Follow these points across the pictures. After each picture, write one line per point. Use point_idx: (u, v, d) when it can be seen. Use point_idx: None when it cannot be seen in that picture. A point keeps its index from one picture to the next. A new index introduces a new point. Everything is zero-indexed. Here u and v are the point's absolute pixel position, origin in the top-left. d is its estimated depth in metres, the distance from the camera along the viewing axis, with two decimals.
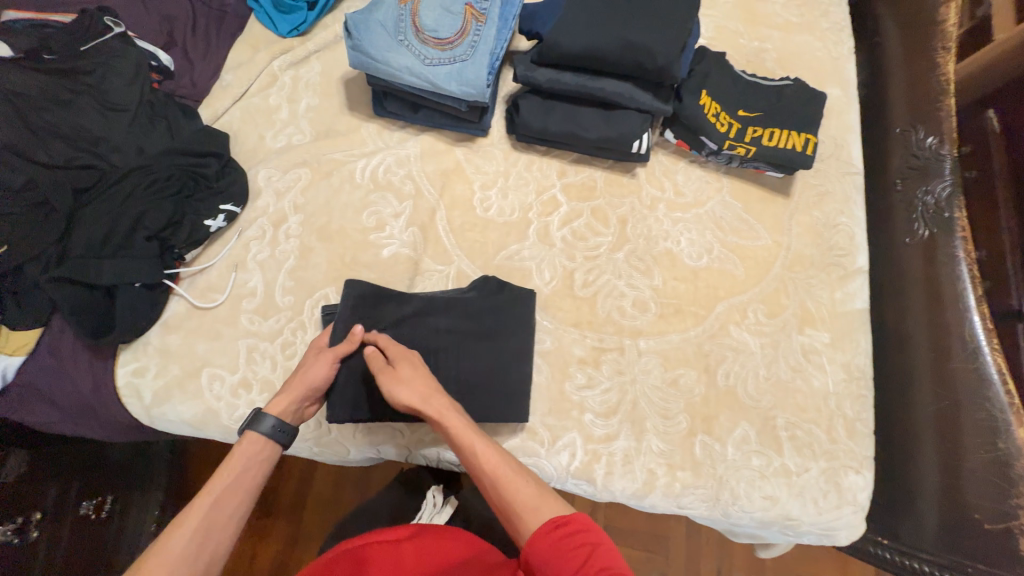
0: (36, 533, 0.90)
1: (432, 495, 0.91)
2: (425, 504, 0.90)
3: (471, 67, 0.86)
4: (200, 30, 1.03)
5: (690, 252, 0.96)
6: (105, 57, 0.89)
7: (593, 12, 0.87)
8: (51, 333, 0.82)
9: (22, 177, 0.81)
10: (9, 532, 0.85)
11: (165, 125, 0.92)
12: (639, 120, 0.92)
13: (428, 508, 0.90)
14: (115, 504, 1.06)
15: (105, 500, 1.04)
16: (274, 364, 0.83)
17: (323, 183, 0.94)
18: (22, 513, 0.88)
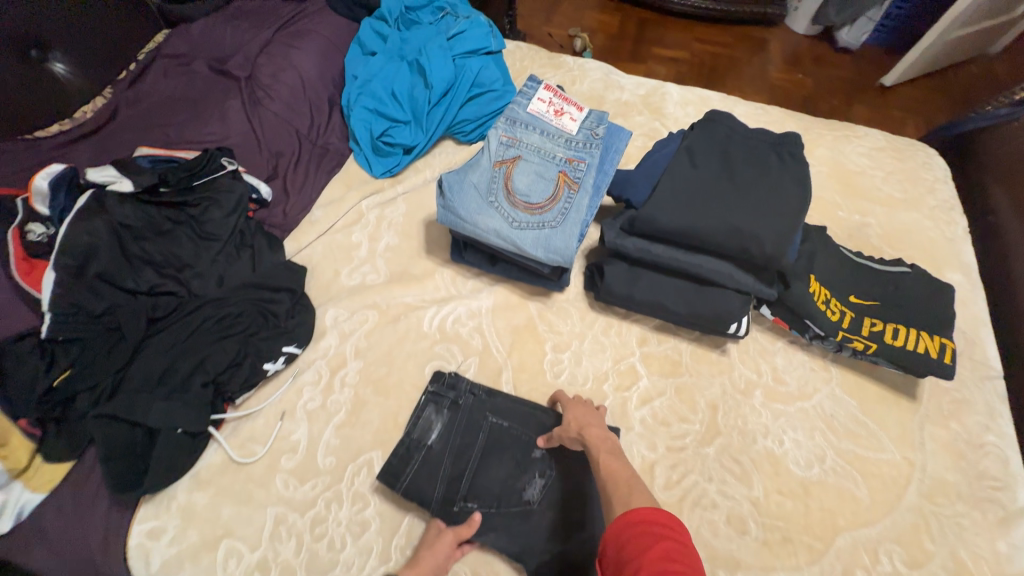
0: None
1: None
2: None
3: (559, 237, 0.83)
4: (302, 165, 1.08)
5: (796, 457, 0.81)
6: (213, 192, 0.94)
7: (694, 192, 0.83)
8: (81, 467, 0.76)
9: (103, 303, 0.80)
10: None
11: (249, 255, 0.94)
12: (739, 301, 0.85)
13: None
14: None
15: None
16: (299, 544, 0.72)
17: (388, 328, 0.90)
18: None
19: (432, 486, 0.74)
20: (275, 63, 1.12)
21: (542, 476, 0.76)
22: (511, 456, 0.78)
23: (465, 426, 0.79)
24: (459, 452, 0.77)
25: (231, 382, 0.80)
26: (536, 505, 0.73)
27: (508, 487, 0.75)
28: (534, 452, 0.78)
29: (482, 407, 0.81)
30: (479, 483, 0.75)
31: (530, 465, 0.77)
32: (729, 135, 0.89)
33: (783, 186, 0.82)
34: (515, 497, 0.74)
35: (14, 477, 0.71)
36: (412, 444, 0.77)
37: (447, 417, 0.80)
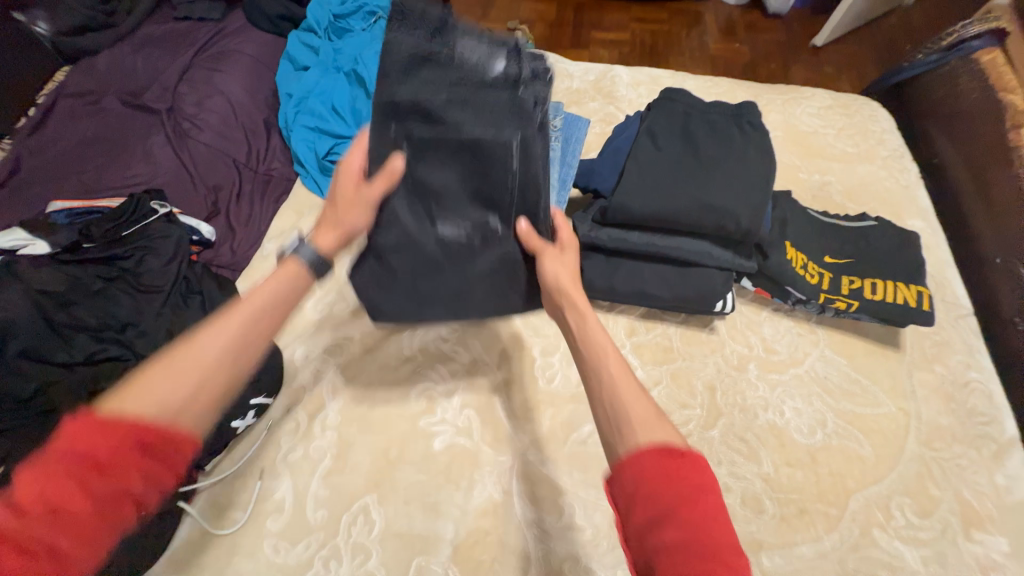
0: None
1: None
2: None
3: (486, 259, 0.70)
4: (245, 197, 1.00)
5: (799, 426, 0.80)
6: (146, 239, 0.85)
7: (662, 173, 0.81)
8: None
9: (32, 385, 0.71)
10: None
11: (199, 302, 0.85)
12: (722, 277, 0.83)
13: None
14: None
15: None
16: None
17: (365, 359, 0.84)
18: None
19: (380, 150, 0.66)
20: (199, 90, 1.03)
21: (472, 233, 0.69)
22: (494, 125, 0.66)
23: (469, 79, 0.66)
24: (462, 108, 0.66)
25: (197, 446, 0.73)
26: (445, 242, 0.68)
27: (467, 139, 0.66)
28: (487, 210, 0.69)
29: (519, 121, 0.67)
30: (424, 176, 0.67)
31: (478, 207, 0.69)
32: (687, 112, 0.87)
33: (748, 157, 0.81)
34: (439, 214, 0.68)
35: None
36: (421, 54, 0.67)
37: (505, 93, 0.67)
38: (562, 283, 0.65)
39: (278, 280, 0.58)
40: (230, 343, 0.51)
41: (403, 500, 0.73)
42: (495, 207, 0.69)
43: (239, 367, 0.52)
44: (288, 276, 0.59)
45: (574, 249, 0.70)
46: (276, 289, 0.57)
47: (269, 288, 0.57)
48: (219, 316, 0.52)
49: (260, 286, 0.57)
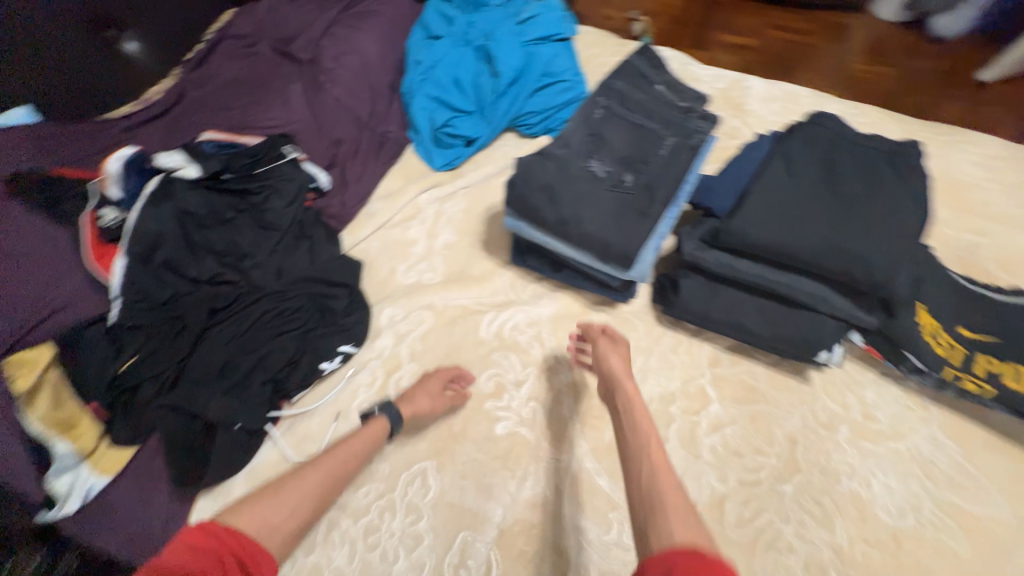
0: None
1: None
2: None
3: (590, 216, 0.76)
4: (361, 155, 1.06)
5: (887, 505, 0.73)
6: (273, 180, 0.92)
7: (792, 204, 0.75)
8: (146, 451, 0.79)
9: (169, 292, 0.81)
10: None
11: (307, 246, 0.93)
12: (833, 327, 0.76)
13: None
14: None
15: None
16: (352, 551, 0.70)
17: (445, 331, 0.87)
18: None
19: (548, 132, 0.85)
20: (339, 46, 1.08)
21: (592, 224, 0.75)
22: (654, 152, 0.78)
23: (644, 100, 0.82)
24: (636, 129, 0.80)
25: (290, 379, 0.79)
26: (597, 129, 0.81)
27: (630, 154, 0.79)
28: (622, 210, 0.76)
29: (674, 160, 0.78)
30: (580, 161, 0.80)
31: (612, 202, 0.76)
32: (834, 141, 0.79)
33: (898, 202, 0.73)
34: (575, 188, 0.77)
35: (83, 459, 0.73)
36: (636, 80, 0.85)
37: (674, 137, 0.79)
38: (619, 372, 0.70)
39: (367, 436, 0.71)
40: (302, 499, 0.63)
41: (460, 474, 0.76)
42: (637, 169, 0.78)
43: (337, 481, 0.66)
44: (374, 429, 0.72)
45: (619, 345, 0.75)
46: (364, 443, 0.70)
47: (356, 447, 0.69)
48: (314, 461, 0.67)
49: (352, 438, 0.70)
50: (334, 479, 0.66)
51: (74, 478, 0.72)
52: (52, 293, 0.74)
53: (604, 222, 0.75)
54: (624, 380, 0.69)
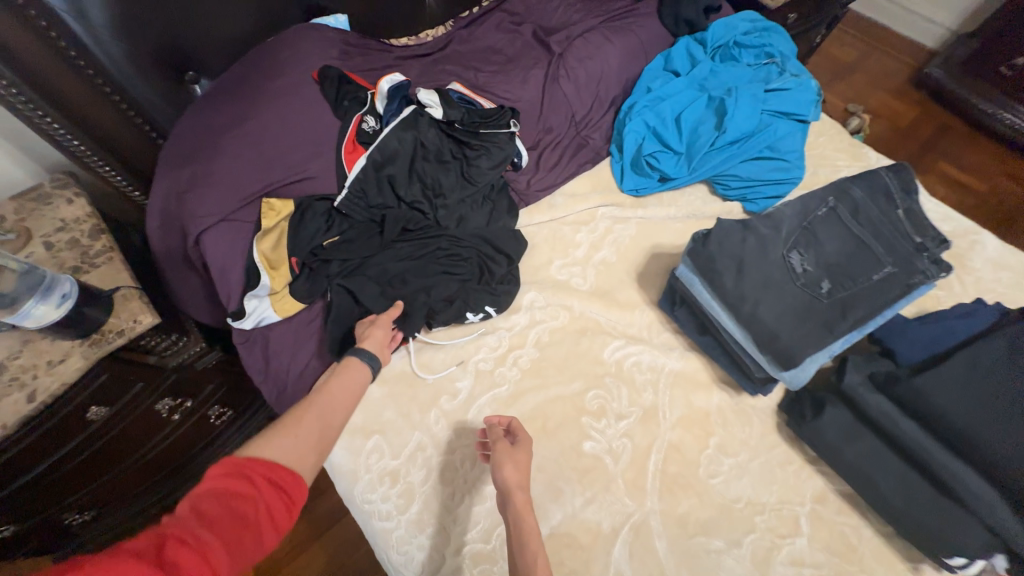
0: (176, 415, 1.13)
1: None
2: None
3: (768, 304, 0.75)
4: (561, 150, 1.14)
5: None
6: (491, 144, 1.02)
7: (994, 394, 0.70)
8: (309, 312, 0.95)
9: (381, 201, 0.95)
10: (168, 407, 1.09)
11: (490, 209, 1.03)
12: (985, 541, 0.67)
13: None
14: (227, 416, 1.31)
15: (225, 412, 1.30)
16: (427, 477, 0.79)
17: (572, 336, 0.91)
18: (181, 396, 1.12)
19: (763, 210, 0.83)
20: (588, 50, 1.15)
21: (765, 313, 0.75)
22: (866, 275, 0.75)
23: (877, 218, 0.78)
24: (857, 244, 0.77)
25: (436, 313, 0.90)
26: (814, 227, 0.79)
27: (838, 265, 0.76)
28: (803, 314, 0.74)
29: (887, 292, 0.73)
30: (783, 249, 0.78)
31: (795, 303, 0.75)
32: None
33: None
34: (766, 272, 0.77)
35: (269, 294, 0.91)
36: (878, 195, 0.80)
37: (894, 267, 0.74)
38: (513, 485, 0.63)
39: (346, 381, 0.69)
40: (322, 397, 0.64)
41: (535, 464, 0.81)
42: (838, 282, 0.75)
43: (344, 408, 0.65)
44: (355, 375, 0.70)
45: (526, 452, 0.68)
46: (352, 386, 0.68)
47: (346, 385, 0.68)
48: (314, 399, 0.64)
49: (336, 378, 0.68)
50: (337, 408, 0.64)
51: (256, 306, 0.89)
52: (308, 164, 0.92)
53: (780, 317, 0.74)
54: (517, 495, 0.62)
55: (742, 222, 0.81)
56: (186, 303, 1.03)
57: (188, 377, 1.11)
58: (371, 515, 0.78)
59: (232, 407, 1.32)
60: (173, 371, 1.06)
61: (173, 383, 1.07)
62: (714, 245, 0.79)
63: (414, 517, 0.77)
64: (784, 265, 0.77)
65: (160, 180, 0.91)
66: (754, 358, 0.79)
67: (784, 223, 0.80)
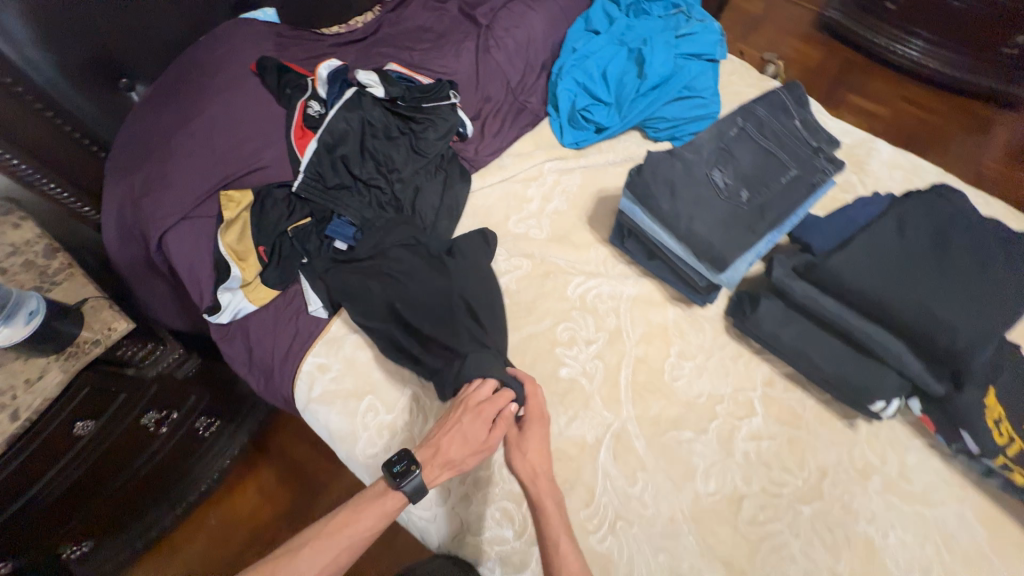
0: (165, 427, 1.14)
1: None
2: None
3: (700, 217, 0.85)
4: (503, 116, 1.21)
5: (898, 558, 0.77)
6: (434, 116, 1.08)
7: (892, 260, 0.80)
8: (284, 297, 0.97)
9: (337, 180, 0.99)
10: (154, 420, 1.10)
11: (443, 178, 1.09)
12: (896, 383, 0.80)
13: None
14: (217, 427, 1.32)
15: (214, 423, 1.31)
16: (422, 423, 0.86)
17: (537, 280, 0.99)
18: (167, 408, 1.13)
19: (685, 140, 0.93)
20: (513, 19, 1.22)
21: (699, 225, 0.84)
22: (777, 179, 0.86)
23: (780, 131, 0.90)
24: (766, 154, 0.88)
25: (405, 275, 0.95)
26: (730, 146, 0.89)
27: (754, 174, 0.87)
28: (730, 222, 0.84)
29: (795, 191, 0.85)
30: (706, 168, 0.88)
31: (723, 213, 0.85)
32: (958, 215, 0.82)
33: (997, 284, 0.76)
34: (695, 190, 0.86)
35: (241, 286, 0.94)
36: (778, 110, 0.92)
37: (798, 169, 0.86)
38: (528, 473, 0.75)
39: (374, 516, 0.70)
40: (332, 545, 0.67)
41: None
42: (755, 189, 0.86)
43: (351, 545, 0.68)
44: (388, 504, 0.71)
45: (540, 423, 0.79)
46: (375, 519, 0.70)
47: (365, 522, 0.69)
48: (337, 527, 0.69)
49: (361, 511, 0.70)
50: (346, 555, 0.67)
51: (231, 299, 0.94)
52: (261, 154, 0.95)
53: (712, 226, 0.84)
54: (540, 481, 0.74)
55: (670, 153, 0.90)
56: (154, 308, 1.04)
57: (170, 388, 1.12)
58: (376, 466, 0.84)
59: (220, 417, 1.32)
60: (151, 383, 1.06)
61: (154, 395, 1.07)
62: (649, 176, 0.88)
63: None
64: (708, 181, 0.87)
65: (112, 189, 0.92)
66: (697, 266, 0.88)
67: (705, 146, 0.90)
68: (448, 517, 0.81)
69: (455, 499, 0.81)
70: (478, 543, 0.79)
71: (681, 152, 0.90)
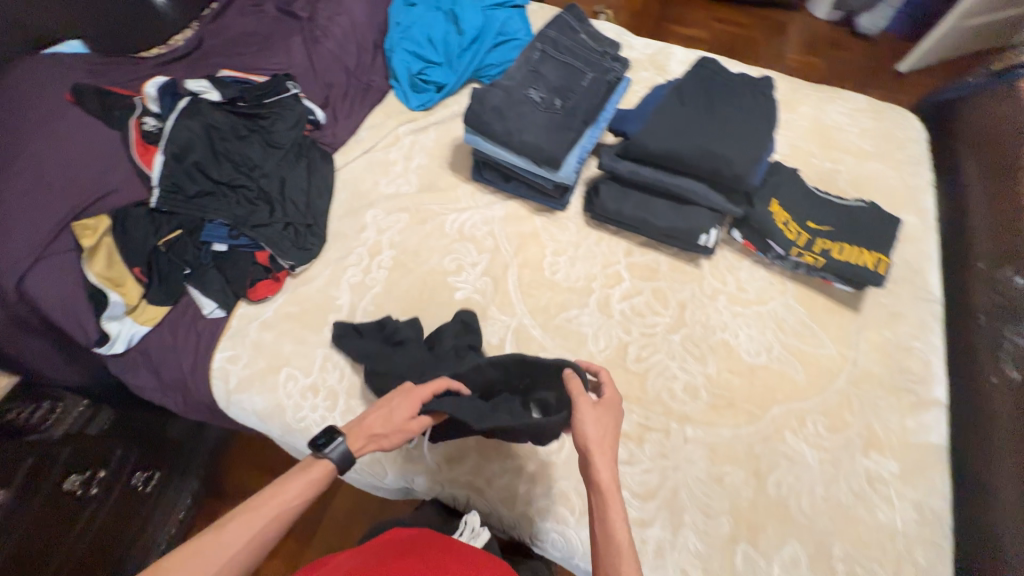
0: (93, 491, 1.03)
1: (470, 518, 0.84)
2: (465, 526, 0.84)
3: (527, 129, 0.99)
4: (350, 97, 1.28)
5: (748, 347, 0.96)
6: (279, 109, 1.13)
7: (679, 120, 0.98)
8: (176, 310, 1.00)
9: (197, 187, 1.01)
10: (77, 484, 0.99)
11: (306, 163, 1.14)
12: (709, 218, 1.00)
13: (465, 531, 0.83)
14: (159, 481, 1.20)
15: (153, 477, 1.18)
16: (342, 375, 0.93)
17: (416, 228, 1.09)
18: (89, 468, 1.03)
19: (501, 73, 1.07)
20: (332, 8, 1.30)
21: (529, 136, 0.98)
22: (580, 84, 1.02)
23: (572, 46, 1.06)
24: (567, 67, 1.04)
25: (290, 254, 1.02)
26: (538, 67, 1.04)
27: (561, 85, 1.02)
28: (553, 126, 0.99)
29: (596, 91, 1.02)
30: (522, 90, 1.02)
31: (546, 122, 0.99)
32: (712, 77, 1.04)
33: (752, 117, 0.97)
34: (518, 110, 1.00)
35: (127, 312, 0.95)
36: (568, 29, 1.08)
37: (594, 73, 1.04)
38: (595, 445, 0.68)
39: (299, 484, 0.66)
40: (254, 520, 0.61)
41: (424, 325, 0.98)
42: (565, 95, 1.02)
43: (276, 519, 0.62)
44: (314, 472, 0.67)
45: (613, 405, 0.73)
46: (302, 488, 0.65)
47: (290, 491, 0.64)
48: (256, 502, 0.62)
49: (285, 481, 0.65)
50: (270, 528, 0.62)
51: (121, 327, 0.94)
52: (108, 178, 0.97)
53: (540, 134, 0.98)
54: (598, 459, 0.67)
55: (492, 86, 1.03)
56: (41, 365, 1.01)
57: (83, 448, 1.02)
58: (309, 427, 0.90)
59: (158, 469, 1.20)
60: (64, 445, 0.99)
61: (71, 458, 0.99)
62: (479, 108, 1.00)
63: (343, 408, 0.90)
64: (527, 99, 1.01)
65: None
66: (541, 171, 1.03)
67: (518, 73, 1.04)
68: None
69: None
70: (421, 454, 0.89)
71: (500, 83, 1.03)
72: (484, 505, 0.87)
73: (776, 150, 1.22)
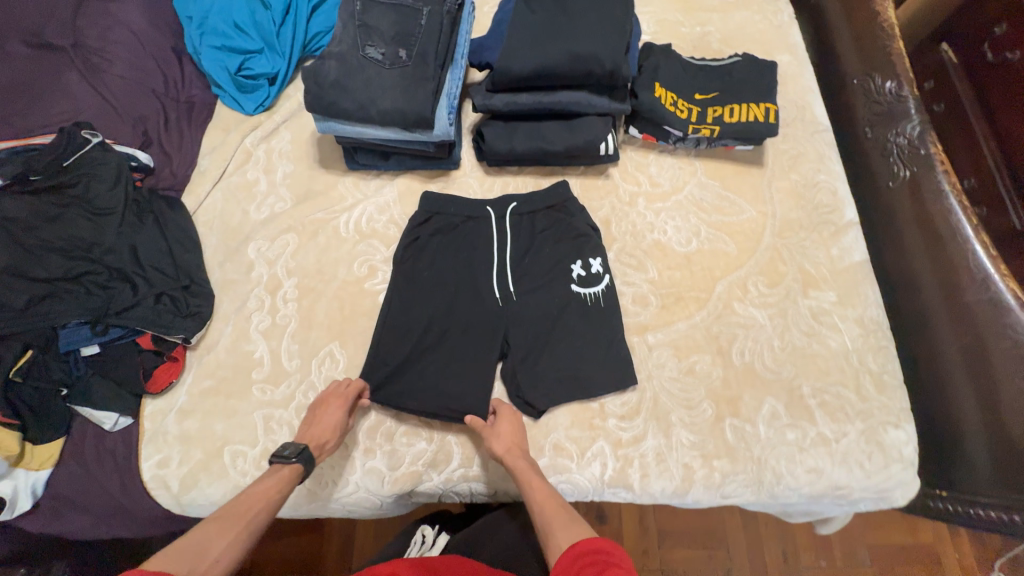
0: None
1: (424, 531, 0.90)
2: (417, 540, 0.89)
3: (378, 95, 0.87)
4: (173, 124, 1.06)
5: (678, 239, 0.97)
6: (87, 167, 0.92)
7: (536, 33, 0.90)
8: (72, 440, 0.84)
9: (24, 297, 0.83)
10: None
11: (153, 219, 0.95)
12: (602, 124, 0.95)
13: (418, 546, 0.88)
14: None
15: None
16: (292, 430, 0.84)
17: (311, 244, 0.97)
18: None
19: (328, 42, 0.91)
20: (102, 24, 1.05)
21: (385, 103, 0.86)
22: (418, 24, 0.89)
23: None
24: (397, 9, 0.90)
25: (175, 328, 0.87)
26: (367, 19, 0.90)
27: (397, 31, 0.89)
28: (409, 83, 0.87)
29: (440, 26, 0.90)
30: (358, 51, 0.88)
31: (396, 81, 0.87)
32: None
33: (605, 7, 0.91)
34: (360, 78, 0.87)
35: (14, 464, 0.78)
36: None
37: (429, 6, 0.90)
38: None
39: (272, 479, 0.70)
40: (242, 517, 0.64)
41: (359, 343, 0.90)
42: (407, 44, 0.89)
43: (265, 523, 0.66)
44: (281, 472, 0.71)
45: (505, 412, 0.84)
46: (278, 483, 0.70)
47: (268, 489, 0.68)
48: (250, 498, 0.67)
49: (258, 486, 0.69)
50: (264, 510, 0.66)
51: (14, 484, 0.78)
52: None
53: (396, 96, 0.87)
54: None
55: (321, 60, 0.88)
56: None
57: None
58: None
59: None
60: None
61: None
62: (319, 91, 0.87)
63: None
64: (368, 60, 0.88)
65: None
66: (416, 135, 0.91)
67: (345, 34, 0.90)
68: (367, 475, 0.83)
69: (362, 457, 0.84)
70: (406, 470, 0.83)
71: (331, 52, 0.89)
72: (488, 494, 0.85)
73: (645, 30, 1.16)
